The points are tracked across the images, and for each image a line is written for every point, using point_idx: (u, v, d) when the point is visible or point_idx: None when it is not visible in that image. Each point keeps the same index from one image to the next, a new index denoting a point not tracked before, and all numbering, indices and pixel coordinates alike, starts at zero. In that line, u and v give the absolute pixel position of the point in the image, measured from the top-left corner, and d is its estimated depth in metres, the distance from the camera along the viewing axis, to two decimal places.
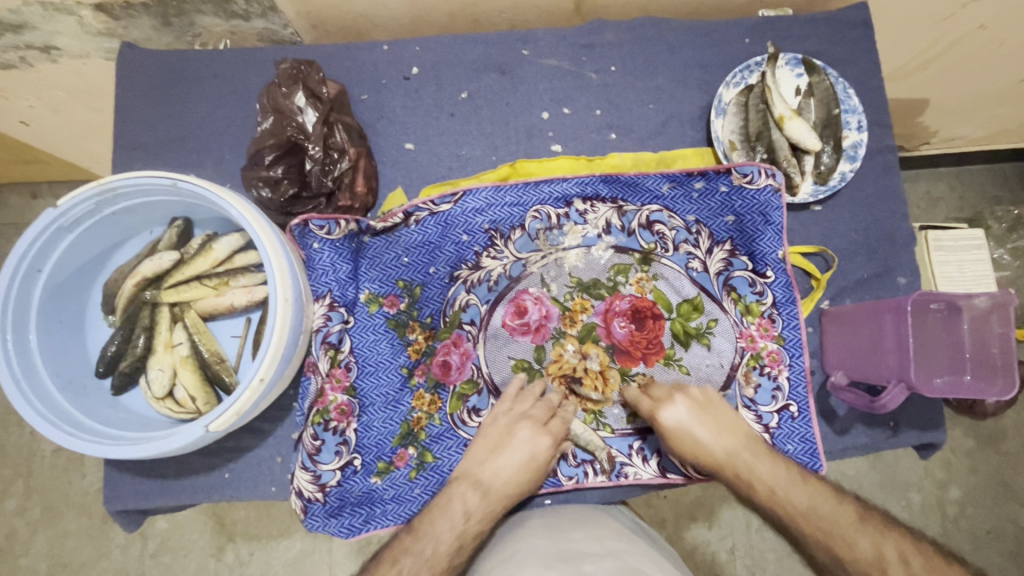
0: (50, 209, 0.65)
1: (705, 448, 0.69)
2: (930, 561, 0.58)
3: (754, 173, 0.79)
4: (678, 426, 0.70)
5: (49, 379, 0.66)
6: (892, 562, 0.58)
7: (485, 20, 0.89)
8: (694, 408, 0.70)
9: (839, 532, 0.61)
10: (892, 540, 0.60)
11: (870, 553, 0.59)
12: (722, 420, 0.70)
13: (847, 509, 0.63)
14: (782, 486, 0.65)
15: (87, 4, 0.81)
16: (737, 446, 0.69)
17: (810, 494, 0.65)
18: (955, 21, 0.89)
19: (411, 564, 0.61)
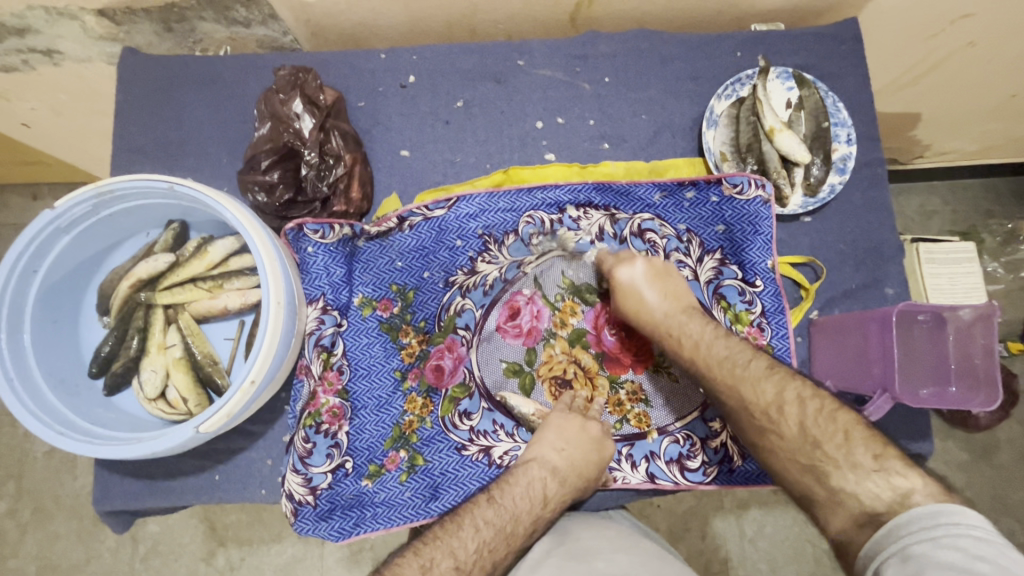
0: (48, 210, 0.66)
1: (647, 307, 0.72)
2: (824, 407, 0.56)
3: (744, 183, 0.80)
4: (630, 283, 0.73)
5: (41, 378, 0.67)
6: (790, 402, 0.57)
7: (481, 30, 0.91)
8: (650, 273, 0.73)
9: (739, 377, 0.61)
10: (797, 384, 0.59)
11: (769, 398, 0.59)
12: (672, 289, 0.72)
13: (757, 363, 0.62)
14: (706, 339, 0.66)
15: (90, 10, 0.82)
16: (675, 309, 0.70)
17: (728, 347, 0.65)
18: (944, 37, 0.91)
19: (492, 536, 0.60)
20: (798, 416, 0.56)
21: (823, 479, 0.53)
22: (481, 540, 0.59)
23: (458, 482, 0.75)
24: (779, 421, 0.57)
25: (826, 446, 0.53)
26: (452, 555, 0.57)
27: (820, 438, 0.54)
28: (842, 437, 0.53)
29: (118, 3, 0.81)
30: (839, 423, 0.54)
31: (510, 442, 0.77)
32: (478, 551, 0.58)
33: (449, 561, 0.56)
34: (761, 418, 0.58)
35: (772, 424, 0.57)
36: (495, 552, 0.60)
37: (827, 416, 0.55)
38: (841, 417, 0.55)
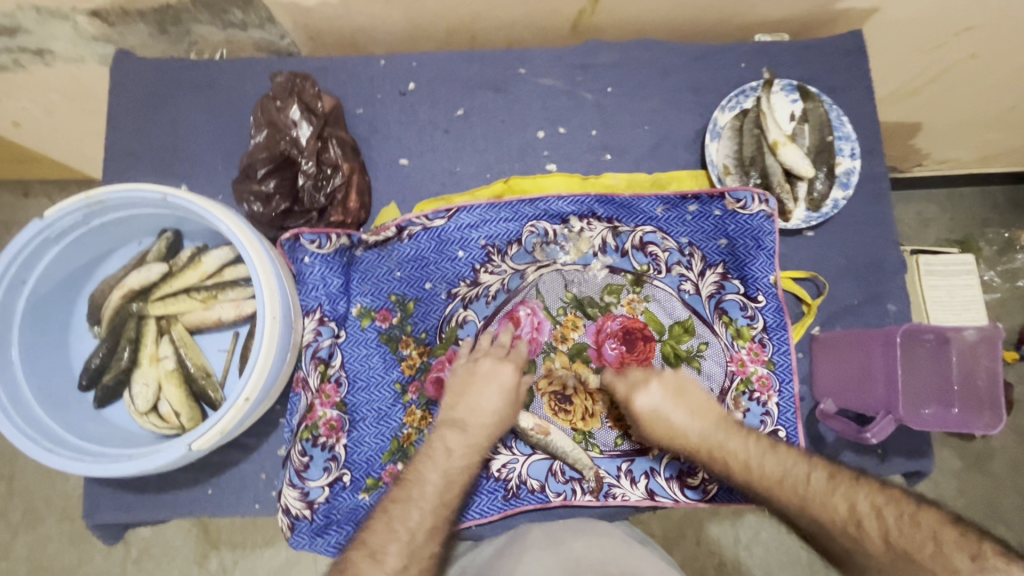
0: (37, 220, 0.65)
1: (679, 431, 0.69)
2: (904, 514, 0.54)
3: (747, 198, 0.79)
4: (653, 411, 0.70)
5: (30, 391, 0.65)
6: (866, 515, 0.55)
7: (482, 36, 0.90)
8: (669, 393, 0.71)
9: (806, 496, 0.59)
10: (864, 492, 0.57)
11: (843, 513, 0.57)
12: (698, 403, 0.70)
13: (817, 476, 0.60)
14: (753, 457, 0.65)
15: (83, 11, 0.80)
16: (709, 428, 0.68)
17: (779, 461, 0.63)
18: (949, 49, 0.90)
19: (402, 509, 0.60)
20: (879, 528, 0.54)
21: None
22: (392, 519, 0.59)
23: None
24: (863, 539, 0.55)
25: (923, 559, 0.50)
26: (364, 544, 0.58)
27: (909, 549, 0.52)
28: (933, 544, 0.51)
29: (111, 4, 0.79)
30: (925, 527, 0.52)
31: (508, 454, 0.77)
32: (389, 529, 0.59)
33: (360, 550, 0.57)
34: (842, 538, 0.56)
35: (854, 540, 0.55)
36: (409, 520, 0.59)
37: (910, 524, 0.53)
38: (925, 519, 0.53)
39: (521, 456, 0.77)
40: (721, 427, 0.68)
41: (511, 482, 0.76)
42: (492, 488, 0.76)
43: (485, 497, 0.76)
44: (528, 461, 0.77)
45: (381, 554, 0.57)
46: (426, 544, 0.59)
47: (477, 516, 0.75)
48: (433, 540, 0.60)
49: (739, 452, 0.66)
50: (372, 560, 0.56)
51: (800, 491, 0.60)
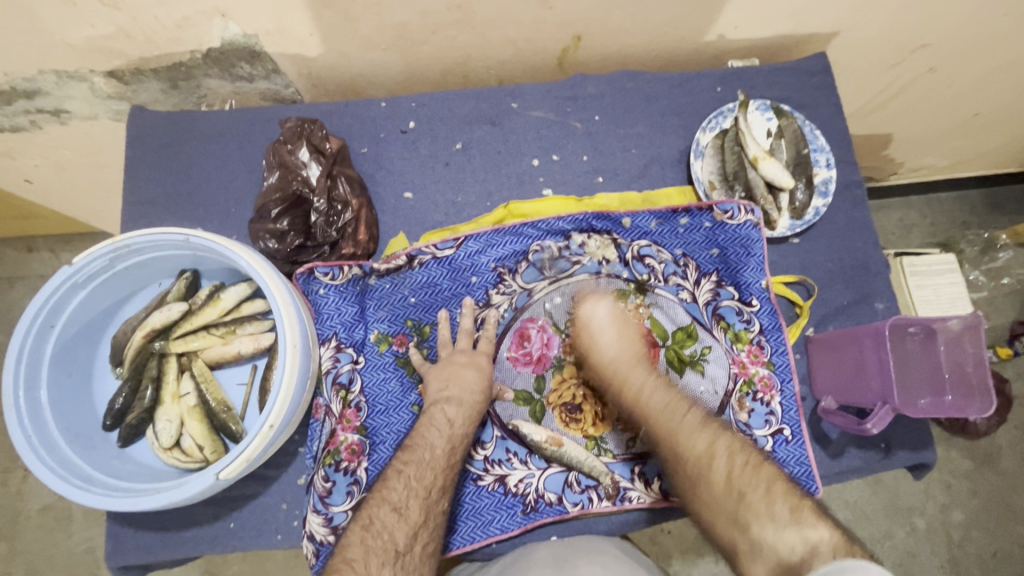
0: (65, 267, 0.68)
1: (600, 348, 0.76)
2: (749, 461, 0.62)
3: (734, 209, 0.84)
4: (588, 321, 0.77)
5: (58, 432, 0.67)
6: (718, 456, 0.63)
7: (474, 76, 0.96)
8: (612, 317, 0.77)
9: (677, 427, 0.67)
10: (725, 439, 0.65)
11: (700, 449, 0.65)
12: (629, 335, 0.77)
13: (692, 415, 0.68)
14: (648, 391, 0.72)
15: (99, 72, 0.86)
16: (626, 357, 0.75)
17: (669, 398, 0.70)
18: (907, 64, 0.97)
19: (416, 470, 0.65)
20: (725, 468, 0.62)
21: (745, 530, 0.57)
22: (408, 477, 0.64)
23: (476, 512, 0.77)
24: (709, 470, 0.63)
25: (749, 498, 0.58)
26: (385, 501, 0.62)
27: (744, 490, 0.59)
28: (764, 491, 0.58)
29: (128, 64, 0.85)
30: (763, 476, 0.60)
31: (524, 469, 0.79)
32: (408, 487, 0.63)
33: (383, 507, 0.61)
34: (692, 467, 0.64)
35: (702, 473, 0.63)
36: (423, 479, 0.64)
37: (752, 470, 0.61)
38: (766, 471, 0.61)
39: (537, 470, 0.79)
40: (642, 367, 0.74)
41: (529, 496, 0.78)
42: (511, 504, 0.77)
43: (505, 513, 0.77)
44: (544, 474, 0.78)
45: (404, 509, 0.62)
46: (438, 498, 0.65)
47: (500, 532, 0.76)
48: (443, 496, 0.66)
49: (642, 385, 0.72)
50: (397, 515, 0.61)
51: (688, 438, 0.66)
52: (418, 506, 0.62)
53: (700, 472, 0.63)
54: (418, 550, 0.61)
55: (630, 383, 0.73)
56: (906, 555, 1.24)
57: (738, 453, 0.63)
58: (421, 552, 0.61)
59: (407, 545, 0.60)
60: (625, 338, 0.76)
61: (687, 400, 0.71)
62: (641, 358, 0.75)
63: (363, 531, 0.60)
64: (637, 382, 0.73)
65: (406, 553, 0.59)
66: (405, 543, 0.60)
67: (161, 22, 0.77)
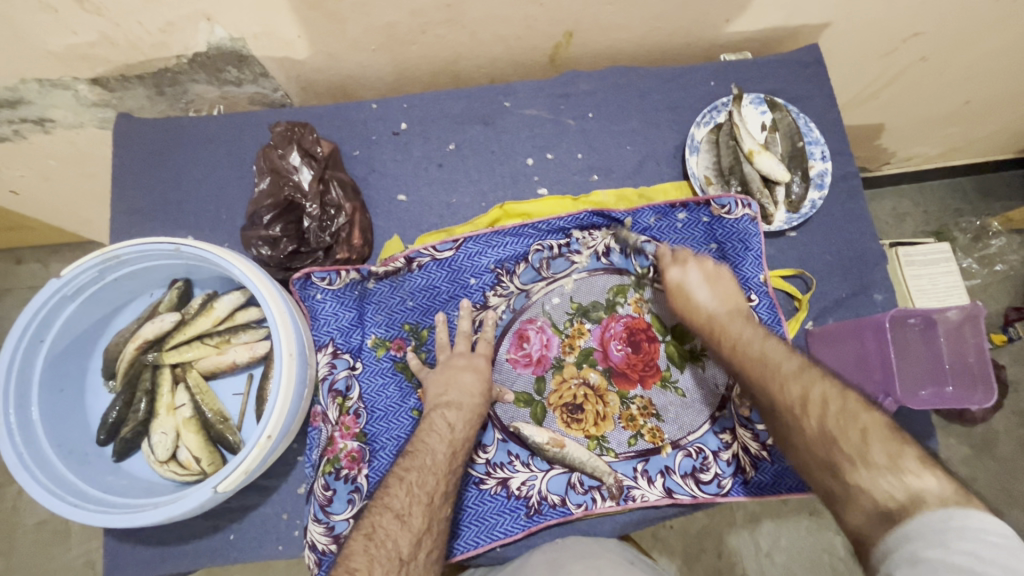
0: (54, 279, 0.66)
1: (698, 306, 0.75)
2: (846, 406, 0.55)
3: (732, 204, 0.82)
4: (682, 283, 0.77)
5: (51, 448, 0.66)
6: (813, 401, 0.57)
7: (466, 75, 0.95)
8: (703, 276, 0.76)
9: (769, 378, 0.62)
10: (825, 384, 0.58)
11: (794, 396, 0.59)
12: (726, 291, 0.75)
13: (790, 362, 0.62)
14: (745, 341, 0.68)
15: (83, 79, 0.84)
16: (725, 312, 0.73)
17: (767, 348, 0.66)
18: (899, 54, 0.96)
19: (418, 476, 0.64)
20: (819, 416, 0.56)
21: (837, 474, 0.53)
22: (410, 484, 0.63)
23: (479, 516, 0.76)
24: (801, 419, 0.57)
25: (843, 444, 0.53)
26: (388, 509, 0.61)
27: (837, 434, 0.54)
28: (860, 437, 0.52)
29: (112, 71, 0.83)
30: (860, 421, 0.53)
31: (527, 472, 0.78)
32: (410, 494, 0.62)
33: (386, 515, 0.60)
34: (785, 414, 0.59)
35: (795, 420, 0.58)
36: (426, 485, 0.63)
37: (850, 414, 0.54)
38: (864, 415, 0.54)
39: (540, 472, 0.78)
40: (744, 318, 0.71)
41: (532, 499, 0.77)
42: (515, 507, 0.77)
43: (508, 516, 0.76)
44: (547, 476, 0.78)
45: (407, 516, 0.60)
46: (441, 504, 0.64)
47: (503, 535, 0.75)
48: (445, 502, 0.65)
49: (744, 333, 0.69)
50: (400, 522, 0.60)
51: (780, 384, 0.61)
52: (422, 512, 0.62)
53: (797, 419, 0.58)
54: (423, 557, 0.60)
55: (728, 334, 0.71)
56: None
57: (837, 394, 0.57)
58: (426, 558, 0.60)
59: (412, 553, 0.59)
60: (724, 294, 0.75)
61: (783, 348, 0.65)
62: (745, 310, 0.73)
63: (366, 540, 0.58)
64: (737, 332, 0.70)
65: (411, 560, 0.59)
66: (410, 550, 0.59)
67: (144, 28, 0.76)
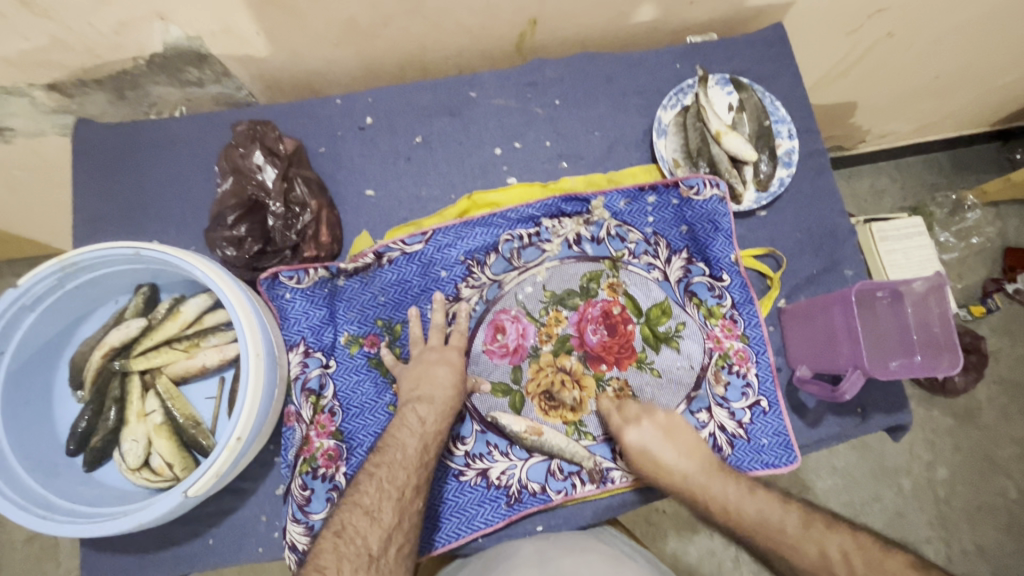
0: (11, 289, 0.65)
1: (666, 468, 0.71)
2: (872, 558, 0.58)
3: (699, 184, 0.83)
4: (641, 446, 0.72)
5: (17, 461, 0.65)
6: (836, 561, 0.59)
7: (433, 67, 0.94)
8: (660, 431, 0.73)
9: (780, 540, 0.63)
10: (836, 538, 0.61)
11: (817, 558, 0.60)
12: (687, 443, 0.72)
13: (791, 520, 0.64)
14: (733, 501, 0.67)
15: (39, 86, 0.82)
16: (697, 469, 0.70)
17: (759, 504, 0.66)
18: (865, 31, 0.96)
19: (388, 471, 0.64)
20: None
21: None
22: (380, 480, 0.63)
23: (460, 508, 0.76)
24: None
25: None
26: (357, 505, 0.61)
27: None
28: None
29: (69, 76, 0.81)
30: (891, 573, 0.56)
31: (506, 461, 0.78)
32: (380, 489, 0.62)
33: (354, 512, 0.60)
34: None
35: None
36: (396, 480, 0.63)
37: (878, 569, 0.57)
38: (890, 565, 0.57)
39: (519, 461, 0.78)
40: (710, 467, 0.70)
41: (512, 488, 0.77)
42: (494, 497, 0.77)
43: (489, 506, 0.76)
44: (526, 465, 0.78)
45: (376, 511, 0.61)
46: (413, 498, 0.64)
47: (484, 526, 0.75)
48: (417, 496, 0.65)
49: (723, 497, 0.68)
50: (369, 518, 0.60)
51: (802, 560, 0.61)
52: (392, 508, 0.62)
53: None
54: (393, 553, 0.60)
55: (710, 499, 0.68)
56: (896, 514, 1.26)
57: (850, 547, 0.59)
58: (396, 554, 0.61)
59: (382, 549, 0.59)
60: (685, 448, 0.71)
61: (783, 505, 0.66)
62: (705, 455, 0.72)
63: (335, 538, 0.58)
64: (717, 493, 0.68)
65: (381, 556, 0.59)
66: (380, 546, 0.59)
67: (98, 30, 0.74)
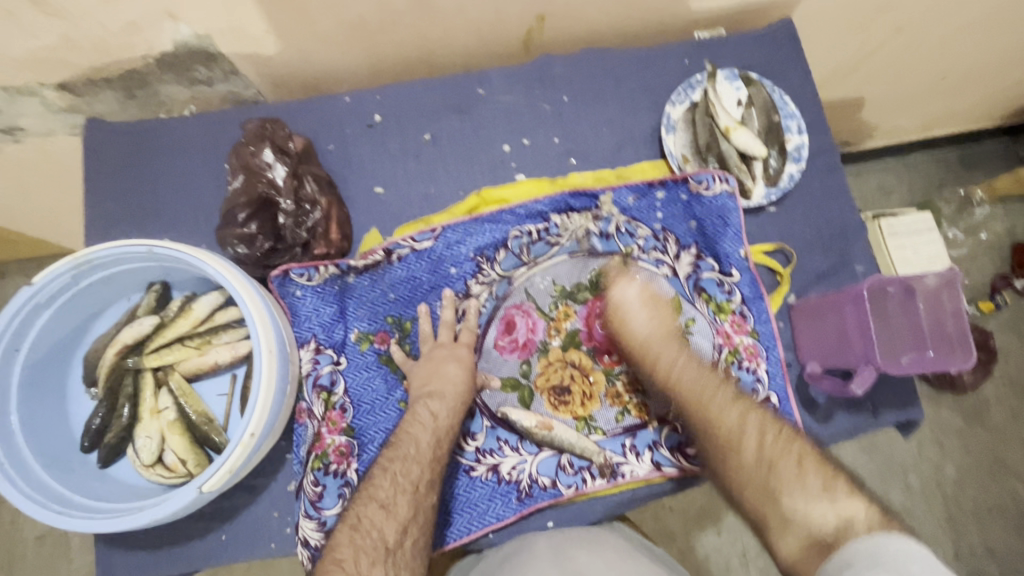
0: (26, 286, 0.66)
1: (632, 327, 0.75)
2: (782, 435, 0.62)
3: (710, 179, 0.83)
4: (620, 302, 0.77)
5: (33, 457, 0.66)
6: (750, 429, 0.63)
7: (440, 65, 0.94)
8: (643, 296, 0.77)
9: (708, 398, 0.67)
10: (757, 414, 0.65)
11: (731, 423, 0.64)
12: (662, 312, 0.76)
13: (724, 392, 0.68)
14: (676, 369, 0.71)
15: (50, 85, 0.82)
16: (658, 330, 0.75)
17: (697, 371, 0.70)
18: (874, 26, 0.96)
19: (402, 466, 0.64)
20: (758, 439, 0.62)
21: (777, 501, 0.57)
22: (394, 474, 0.63)
23: (471, 503, 0.76)
24: (739, 445, 0.62)
25: (779, 469, 0.58)
26: (373, 499, 0.61)
27: (775, 461, 0.59)
28: (795, 469, 0.58)
29: (79, 75, 0.82)
30: (795, 449, 0.60)
31: (516, 456, 0.78)
32: (394, 483, 0.62)
33: (370, 505, 0.61)
34: (723, 442, 0.63)
35: (732, 449, 0.62)
36: (410, 474, 0.64)
37: (784, 441, 0.61)
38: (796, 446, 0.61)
39: (529, 456, 0.78)
40: (679, 343, 0.74)
41: (523, 482, 0.77)
42: (505, 491, 0.77)
43: (500, 501, 0.76)
44: (537, 459, 0.78)
45: (392, 505, 0.61)
46: (427, 493, 0.64)
47: (496, 520, 0.76)
48: (431, 490, 0.65)
49: (671, 358, 0.72)
50: (385, 512, 0.60)
51: (722, 424, 0.64)
52: (408, 502, 0.62)
53: (737, 440, 0.63)
54: (409, 546, 0.61)
55: (665, 359, 0.73)
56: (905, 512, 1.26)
57: (767, 423, 0.63)
58: (411, 547, 0.61)
59: (397, 542, 0.60)
60: (660, 318, 0.76)
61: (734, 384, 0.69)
62: (675, 333, 0.75)
63: (352, 530, 0.59)
64: (666, 354, 0.73)
65: (397, 549, 0.59)
66: (395, 539, 0.60)
67: (108, 28, 0.74)
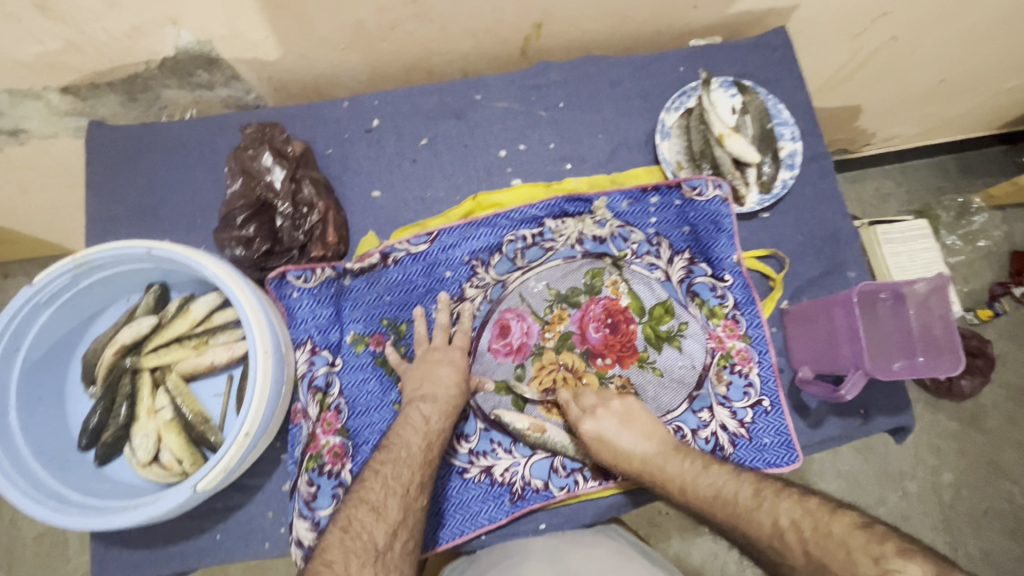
0: (27, 286, 0.67)
1: (626, 451, 0.72)
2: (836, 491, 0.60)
3: (703, 185, 0.85)
4: (598, 437, 0.73)
5: (31, 455, 0.67)
6: (786, 522, 0.58)
7: (439, 71, 0.95)
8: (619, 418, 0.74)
9: (732, 511, 0.62)
10: (788, 506, 0.59)
11: (766, 528, 0.58)
12: (645, 428, 0.73)
13: (744, 490, 0.63)
14: (690, 479, 0.67)
15: (53, 88, 0.83)
16: (653, 450, 0.71)
17: (714, 481, 0.66)
18: (868, 35, 0.97)
19: (393, 468, 0.65)
20: (792, 524, 0.57)
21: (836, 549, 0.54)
22: (384, 477, 0.64)
23: (464, 504, 0.77)
24: (784, 550, 0.56)
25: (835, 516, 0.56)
26: (363, 502, 0.62)
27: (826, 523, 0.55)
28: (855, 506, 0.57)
29: (82, 79, 0.83)
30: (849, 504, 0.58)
31: (509, 458, 0.79)
32: (385, 486, 0.63)
33: (360, 508, 0.62)
34: (767, 550, 0.58)
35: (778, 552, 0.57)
36: (401, 476, 0.64)
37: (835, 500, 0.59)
38: None
39: (522, 458, 0.79)
40: (676, 455, 0.71)
41: (516, 484, 0.78)
42: (498, 493, 0.77)
43: (493, 503, 0.77)
44: (530, 462, 0.79)
45: (382, 508, 0.62)
46: (417, 495, 0.65)
47: (488, 522, 0.76)
48: (422, 492, 0.65)
49: (680, 473, 0.68)
50: (375, 514, 0.61)
51: (756, 530, 0.59)
52: (398, 505, 0.63)
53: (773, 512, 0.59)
54: (399, 548, 0.61)
55: (668, 483, 0.69)
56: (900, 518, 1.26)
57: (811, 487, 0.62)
58: (401, 548, 0.61)
59: (387, 543, 0.60)
60: (643, 429, 0.73)
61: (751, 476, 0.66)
62: (670, 442, 0.72)
63: (341, 533, 0.60)
64: (677, 472, 0.69)
65: (387, 551, 0.60)
66: (385, 541, 0.60)
67: (110, 34, 0.75)
